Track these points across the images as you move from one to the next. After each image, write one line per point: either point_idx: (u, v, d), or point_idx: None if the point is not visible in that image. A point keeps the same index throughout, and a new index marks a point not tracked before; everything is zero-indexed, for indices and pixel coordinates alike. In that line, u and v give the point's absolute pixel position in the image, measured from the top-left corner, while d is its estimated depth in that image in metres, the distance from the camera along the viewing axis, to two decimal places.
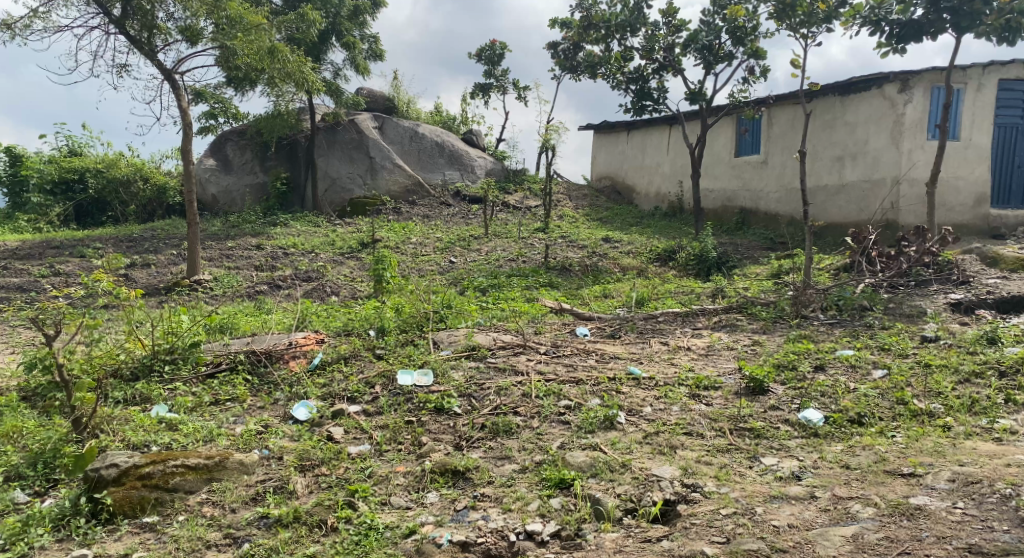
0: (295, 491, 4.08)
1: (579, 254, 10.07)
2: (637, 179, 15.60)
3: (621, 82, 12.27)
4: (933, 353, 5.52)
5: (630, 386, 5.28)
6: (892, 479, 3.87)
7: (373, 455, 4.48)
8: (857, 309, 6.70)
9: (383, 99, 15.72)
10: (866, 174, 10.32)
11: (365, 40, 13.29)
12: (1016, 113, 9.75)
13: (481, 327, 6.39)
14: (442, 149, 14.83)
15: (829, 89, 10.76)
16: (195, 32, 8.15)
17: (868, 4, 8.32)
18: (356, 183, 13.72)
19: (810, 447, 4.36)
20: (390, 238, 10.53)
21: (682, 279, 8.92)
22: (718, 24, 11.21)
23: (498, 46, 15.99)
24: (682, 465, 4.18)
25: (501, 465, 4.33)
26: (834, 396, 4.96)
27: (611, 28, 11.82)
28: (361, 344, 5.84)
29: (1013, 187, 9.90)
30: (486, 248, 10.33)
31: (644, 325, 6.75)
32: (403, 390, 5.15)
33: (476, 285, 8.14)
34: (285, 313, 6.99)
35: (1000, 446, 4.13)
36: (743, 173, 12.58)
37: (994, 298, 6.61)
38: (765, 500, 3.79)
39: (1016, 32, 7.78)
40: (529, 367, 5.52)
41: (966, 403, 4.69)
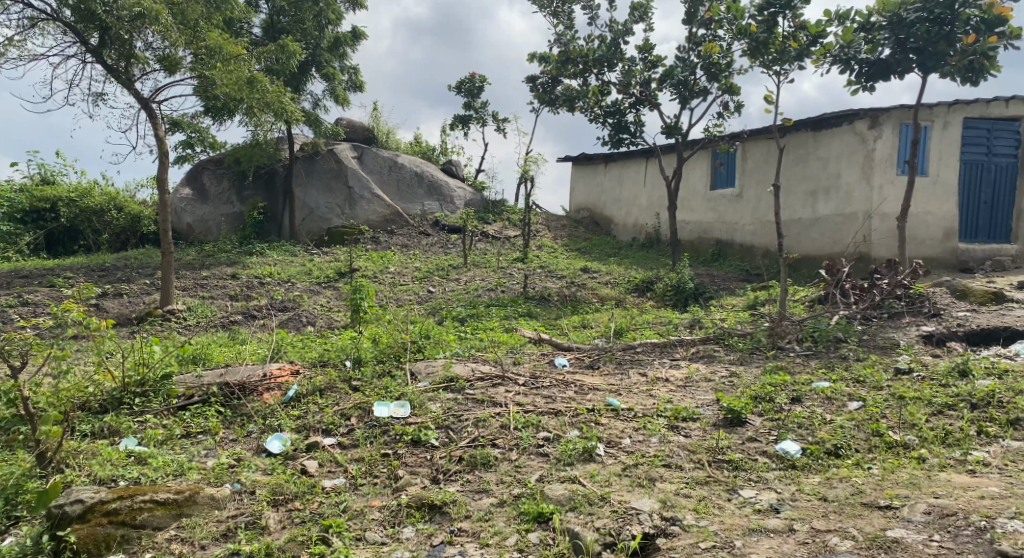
0: (267, 527, 3.99)
1: (558, 284, 10.10)
2: (615, 211, 15.73)
3: (598, 115, 12.46)
4: (907, 385, 5.58)
5: (609, 417, 5.27)
6: (869, 512, 3.88)
7: (347, 489, 4.40)
8: (832, 340, 6.77)
9: (362, 130, 15.78)
10: (838, 208, 10.51)
11: (345, 72, 13.37)
12: (981, 150, 10.01)
13: (459, 357, 6.36)
14: (421, 180, 14.86)
15: (802, 125, 11.00)
16: (173, 61, 8.13)
17: (838, 44, 8.56)
18: (334, 212, 13.68)
19: (788, 480, 4.37)
20: (368, 268, 10.48)
21: (659, 309, 8.98)
22: (692, 61, 11.45)
23: (478, 78, 16.17)
24: (661, 498, 4.16)
25: (479, 499, 4.27)
26: (810, 427, 4.98)
27: (589, 63, 12.05)
28: (337, 375, 5.75)
29: (979, 222, 10.10)
30: (465, 278, 10.33)
31: (622, 356, 6.76)
32: (380, 422, 5.08)
33: (454, 314, 8.11)
34: (260, 343, 6.89)
35: (973, 478, 4.17)
36: (718, 206, 12.75)
37: (964, 331, 6.71)
38: (743, 533, 3.78)
39: (979, 73, 8.02)
40: (508, 399, 5.48)
41: (939, 435, 4.73)
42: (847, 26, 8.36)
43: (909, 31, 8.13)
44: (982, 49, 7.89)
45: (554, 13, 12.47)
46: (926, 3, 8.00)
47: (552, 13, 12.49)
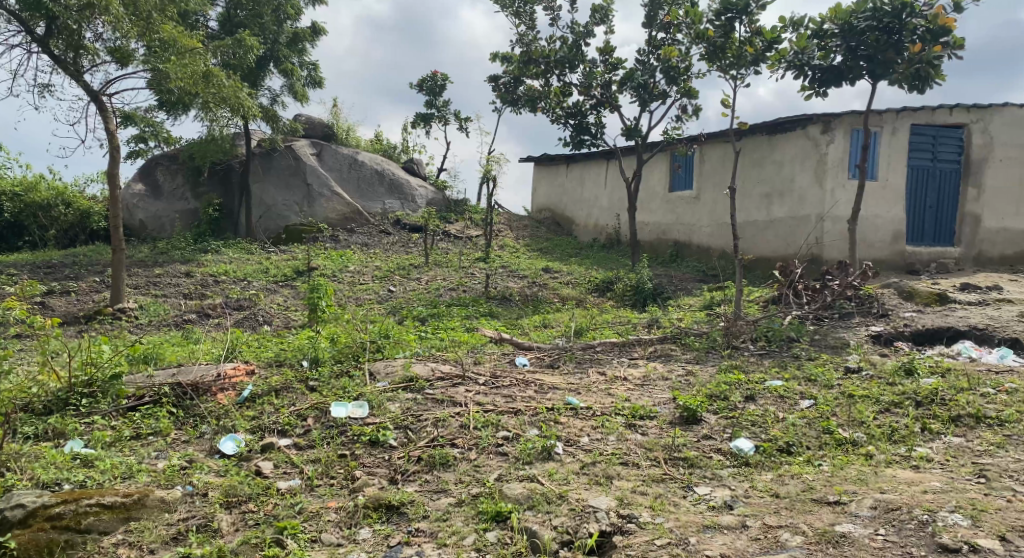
0: (220, 530, 3.93)
1: (519, 284, 10.14)
2: (576, 211, 15.84)
3: (560, 116, 12.53)
4: (856, 383, 5.73)
5: (568, 416, 5.31)
6: (819, 507, 3.98)
7: (303, 490, 4.35)
8: (785, 340, 6.92)
9: (321, 127, 15.59)
10: (792, 211, 10.75)
11: (304, 68, 13.18)
12: (927, 156, 10.33)
13: (420, 357, 6.34)
14: (382, 178, 14.75)
15: (757, 129, 11.23)
16: (125, 53, 7.93)
17: (793, 50, 8.80)
18: (293, 210, 13.50)
19: (741, 477, 4.46)
20: (327, 266, 10.35)
21: (618, 309, 9.08)
22: (652, 64, 11.59)
23: (440, 77, 16.11)
24: (618, 496, 4.21)
25: (437, 499, 4.26)
26: (763, 425, 5.09)
27: (550, 64, 12.11)
28: (293, 375, 5.67)
29: (925, 226, 10.43)
30: (426, 277, 10.29)
31: (582, 355, 6.80)
32: (337, 423, 5.02)
33: (415, 314, 8.06)
34: (215, 343, 6.75)
35: (917, 473, 4.31)
36: (677, 208, 12.93)
37: (910, 330, 6.92)
38: (698, 530, 3.84)
39: (925, 82, 8.28)
40: (468, 398, 5.47)
41: (886, 432, 4.87)
42: (801, 33, 8.56)
43: (860, 39, 8.35)
44: (927, 58, 8.15)
45: (516, 13, 12.49)
46: (876, 12, 8.19)
47: (514, 13, 12.51)
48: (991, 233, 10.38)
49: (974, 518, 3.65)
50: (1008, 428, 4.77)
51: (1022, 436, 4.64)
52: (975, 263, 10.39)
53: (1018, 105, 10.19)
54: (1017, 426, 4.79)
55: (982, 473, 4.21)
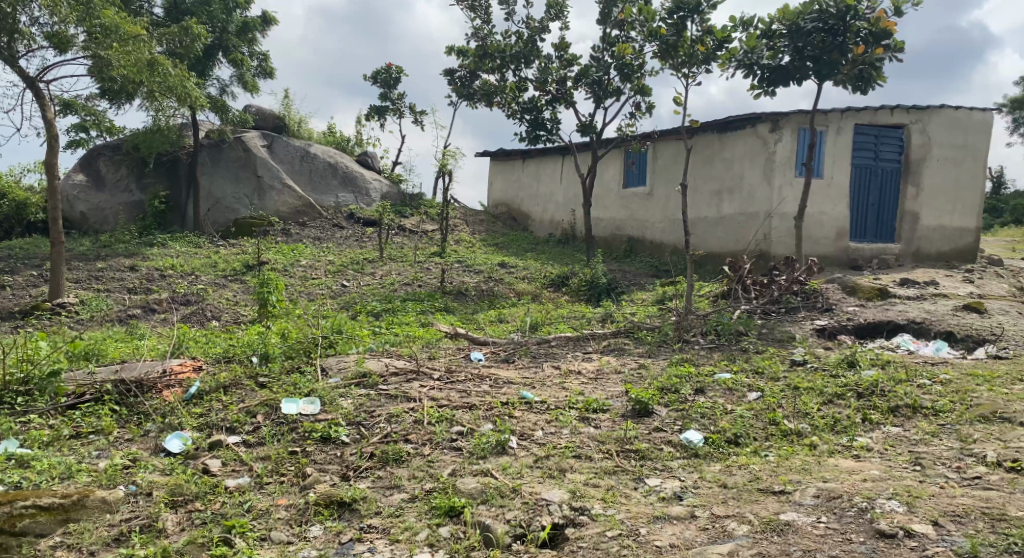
0: (164, 530, 3.84)
1: (475, 278, 10.13)
2: (532, 207, 15.89)
3: (516, 111, 12.53)
4: (801, 376, 5.90)
5: (522, 410, 5.34)
6: (765, 497, 4.09)
7: (252, 488, 4.28)
8: (734, 333, 7.08)
9: (273, 118, 15.30)
10: (741, 207, 10.97)
11: (254, 58, 12.89)
12: (870, 155, 10.65)
13: (373, 353, 6.29)
14: (334, 171, 14.55)
15: (708, 127, 11.43)
16: (64, 39, 7.65)
17: (742, 49, 8.97)
18: (242, 203, 13.23)
19: (691, 468, 4.54)
20: (278, 261, 10.16)
21: (573, 304, 9.14)
22: (607, 61, 11.66)
23: (394, 69, 15.94)
24: (571, 488, 4.25)
25: (390, 495, 4.24)
26: (712, 417, 5.20)
27: (506, 59, 12.10)
28: (242, 371, 5.56)
29: (868, 223, 10.75)
30: (380, 272, 10.19)
31: (537, 350, 6.84)
32: (288, 419, 4.95)
33: (369, 309, 7.98)
34: (160, 338, 6.57)
35: (858, 462, 4.45)
36: (630, 204, 13.08)
37: (852, 324, 7.14)
38: (648, 521, 3.91)
39: (868, 82, 8.54)
40: (422, 393, 5.45)
41: (829, 422, 5.03)
42: (750, 32, 8.73)
43: (806, 39, 8.53)
44: (870, 60, 8.41)
45: (472, 6, 12.44)
46: (822, 14, 8.42)
47: (470, 7, 12.45)
48: (928, 230, 10.76)
49: (909, 504, 3.79)
50: (942, 417, 4.97)
51: (955, 425, 4.84)
52: (914, 259, 10.75)
53: (953, 107, 10.59)
54: (950, 415, 5.00)
55: (918, 461, 4.38)
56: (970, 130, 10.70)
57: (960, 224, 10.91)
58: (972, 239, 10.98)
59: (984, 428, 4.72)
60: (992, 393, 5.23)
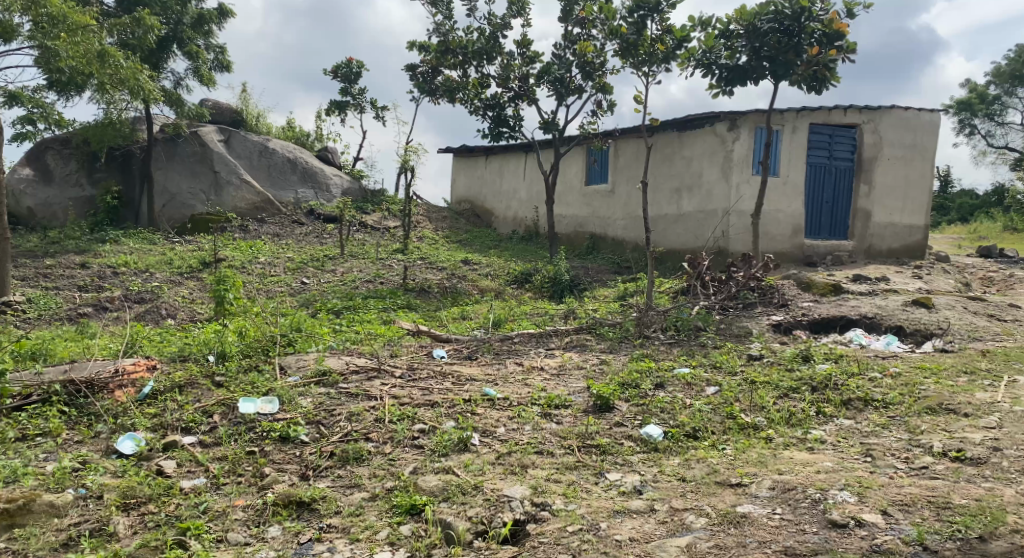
0: (115, 534, 3.75)
1: (438, 275, 10.08)
2: (495, 203, 15.88)
3: (478, 107, 12.50)
4: (758, 370, 6.02)
5: (485, 407, 5.34)
6: (722, 490, 4.16)
7: (208, 489, 4.20)
8: (693, 329, 7.18)
9: (230, 113, 15.00)
10: (700, 205, 11.13)
11: (211, 50, 12.63)
12: (824, 154, 10.89)
13: (333, 351, 6.22)
14: (294, 166, 14.34)
15: (668, 125, 11.56)
16: (8, 28, 7.39)
17: (701, 48, 9.09)
18: (199, 199, 12.95)
19: (650, 462, 4.60)
20: (235, 258, 9.98)
21: (536, 300, 9.17)
22: (569, 59, 11.71)
23: (355, 64, 15.77)
24: (532, 484, 4.26)
25: (350, 494, 4.21)
26: (672, 411, 5.27)
27: (468, 55, 12.06)
28: (198, 371, 5.44)
29: (822, 220, 11.00)
30: (341, 269, 10.08)
31: (500, 346, 6.84)
32: (245, 419, 4.86)
33: (329, 307, 7.89)
34: (113, 337, 6.39)
35: (812, 454, 4.56)
36: (593, 201, 13.17)
37: (807, 320, 7.30)
38: (608, 515, 3.94)
39: (822, 82, 8.77)
40: (383, 392, 5.41)
41: (785, 416, 5.14)
42: (708, 32, 8.85)
43: (763, 40, 8.69)
44: (823, 61, 8.62)
45: (433, 1, 12.36)
46: (778, 15, 8.58)
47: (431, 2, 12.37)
48: (880, 227, 11.05)
49: (860, 494, 3.90)
50: (892, 410, 5.11)
51: (904, 417, 4.98)
52: (866, 255, 11.04)
53: (903, 108, 10.89)
54: (899, 407, 5.14)
55: (868, 453, 4.51)
56: (919, 130, 11.02)
57: (909, 222, 11.22)
58: (921, 236, 11.31)
59: (931, 419, 4.88)
60: (939, 386, 5.40)
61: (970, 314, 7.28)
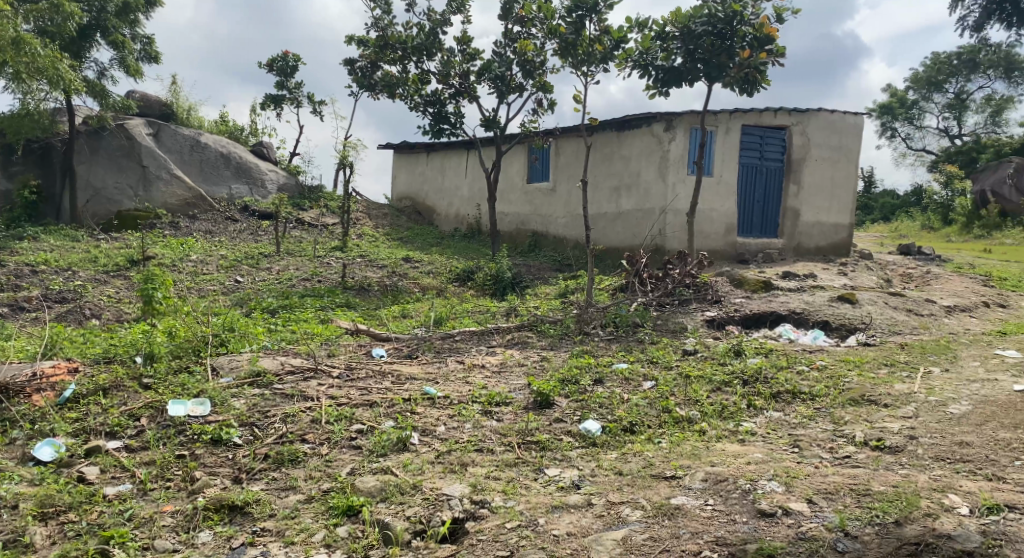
0: (32, 545, 3.60)
1: (378, 273, 9.96)
2: (437, 200, 15.79)
3: (418, 103, 12.40)
4: (692, 364, 6.17)
5: (425, 406, 5.30)
6: (657, 482, 4.24)
7: (134, 495, 4.06)
8: (631, 325, 7.31)
9: (159, 105, 14.47)
10: (638, 204, 11.31)
11: (137, 40, 12.16)
12: (756, 154, 11.22)
13: (268, 351, 6.08)
14: (227, 161, 13.97)
15: (607, 125, 11.72)
16: None
17: (638, 50, 9.24)
18: (126, 194, 12.46)
19: (589, 456, 4.66)
20: (165, 255, 9.63)
21: (478, 298, 9.16)
22: (509, 56, 11.72)
23: (292, 57, 15.43)
24: (471, 482, 4.27)
25: (285, 496, 4.12)
26: (610, 406, 5.35)
27: (407, 50, 11.95)
28: (124, 372, 5.23)
29: (753, 219, 11.33)
30: (277, 267, 9.85)
31: (441, 345, 6.80)
32: (174, 422, 4.71)
33: (264, 305, 7.71)
34: (31, 339, 6.09)
35: (742, 446, 4.70)
36: (534, 199, 13.24)
37: (740, 315, 7.51)
38: (546, 510, 3.97)
39: (753, 85, 9.03)
40: (320, 392, 5.32)
41: (717, 408, 5.28)
42: (645, 34, 8.99)
43: (697, 42, 8.89)
44: (755, 64, 8.85)
45: None
46: (711, 18, 8.77)
47: None
48: (808, 226, 11.44)
49: (787, 484, 4.03)
50: (818, 402, 5.30)
51: (829, 408, 5.18)
52: (795, 253, 11.42)
53: (829, 111, 11.29)
54: (825, 399, 5.34)
55: (796, 443, 4.67)
56: (844, 132, 11.43)
57: (835, 221, 11.65)
58: (846, 234, 11.75)
59: (853, 410, 5.09)
60: (861, 378, 5.64)
61: (890, 309, 7.62)
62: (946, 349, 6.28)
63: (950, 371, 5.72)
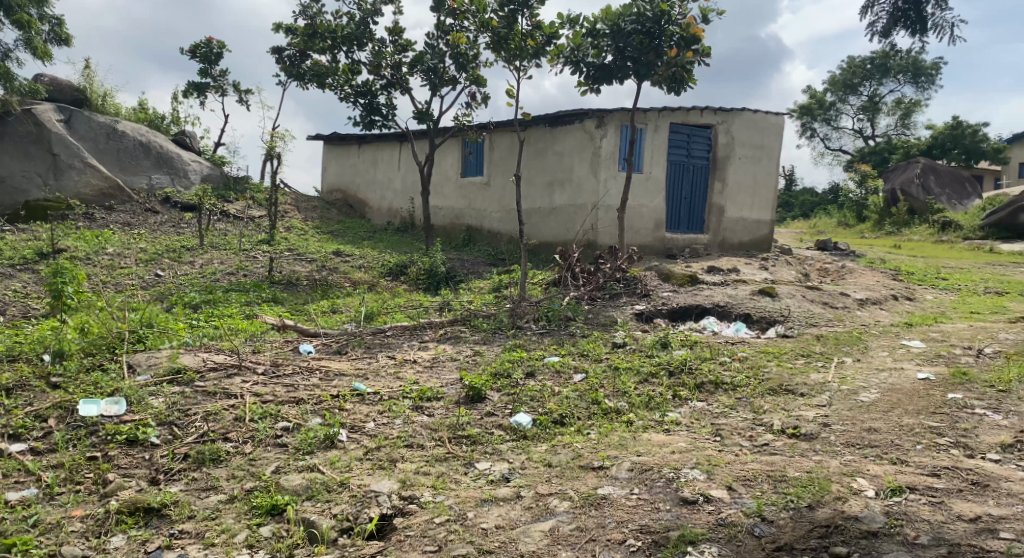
0: None
1: (307, 267, 9.75)
2: (369, 193, 15.56)
3: (349, 94, 12.16)
4: (621, 357, 6.27)
5: (354, 402, 5.22)
6: (585, 473, 4.30)
7: (39, 500, 3.85)
8: (562, 319, 7.37)
9: (71, 91, 13.75)
10: (571, 199, 11.43)
11: (45, 21, 11.53)
12: (684, 152, 11.48)
13: (189, 347, 5.87)
14: (147, 151, 13.48)
15: (540, 120, 11.78)
16: None
17: (569, 46, 9.33)
18: (34, 182, 11.71)
19: (519, 449, 4.67)
20: (78, 248, 9.18)
21: (411, 292, 9.06)
22: (441, 49, 11.64)
23: (216, 44, 14.92)
24: (400, 478, 4.22)
25: (205, 497, 3.98)
26: (541, 399, 5.38)
27: (337, 39, 11.70)
28: (30, 371, 4.97)
29: (681, 215, 11.61)
30: (201, 261, 9.53)
31: (371, 340, 6.71)
32: (86, 422, 4.49)
33: (186, 300, 7.44)
34: None
35: (668, 435, 4.81)
36: (468, 193, 13.20)
37: (667, 308, 7.69)
38: (476, 504, 3.97)
39: (681, 84, 9.26)
40: (244, 389, 5.17)
41: (645, 400, 5.38)
42: (576, 30, 9.08)
43: (627, 40, 9.02)
44: (681, 63, 9.10)
45: None
46: (640, 17, 8.91)
47: None
48: (732, 222, 11.80)
49: (709, 472, 4.15)
50: (739, 391, 5.48)
51: (750, 398, 5.35)
52: (720, 248, 11.76)
53: (753, 110, 11.64)
54: (746, 389, 5.52)
55: (718, 432, 4.81)
56: (767, 131, 11.81)
57: (758, 217, 12.04)
58: (768, 230, 12.16)
59: (772, 399, 5.28)
60: (779, 368, 5.86)
61: (808, 302, 7.93)
62: (857, 340, 6.58)
63: (861, 361, 6.01)
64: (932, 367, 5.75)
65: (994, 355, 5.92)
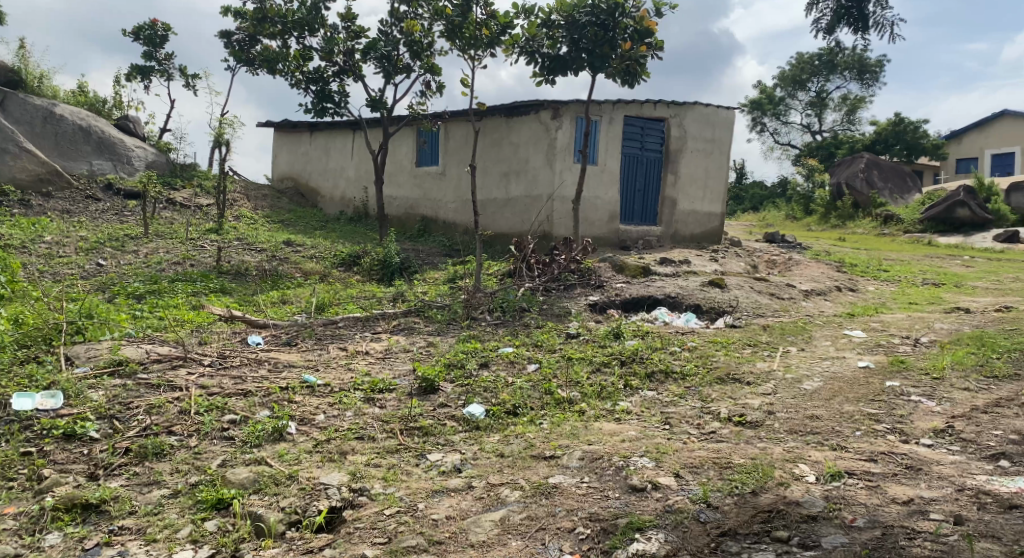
0: None
1: (256, 257, 9.55)
2: (322, 182, 15.32)
3: (300, 81, 11.92)
4: (574, 347, 6.30)
5: (303, 394, 5.13)
6: (536, 462, 4.32)
7: None
8: (517, 310, 7.37)
9: (6, 72, 13.18)
10: (527, 190, 11.43)
11: None
12: (638, 144, 11.58)
13: (131, 339, 5.69)
14: (87, 136, 13.01)
15: (495, 110, 11.74)
16: None
17: (524, 36, 9.31)
18: None
19: (472, 440, 4.67)
20: (13, 237, 8.80)
21: (364, 283, 8.95)
22: (395, 36, 11.50)
23: (161, 26, 14.47)
24: (350, 470, 4.17)
25: (147, 492, 3.88)
26: (494, 390, 5.37)
27: (288, 24, 11.45)
28: None
29: (634, 207, 11.73)
30: (145, 250, 9.25)
31: (322, 331, 6.61)
32: (20, 417, 4.30)
33: (129, 291, 7.21)
34: None
35: (618, 424, 4.85)
36: (423, 183, 13.09)
37: (620, 299, 7.76)
38: (426, 495, 3.95)
39: (634, 77, 9.33)
40: (189, 382, 5.04)
41: (597, 390, 5.41)
42: (531, 21, 9.05)
43: (581, 32, 9.03)
44: (635, 56, 9.14)
45: None
46: (594, 9, 8.93)
47: None
48: (684, 214, 11.97)
49: (658, 460, 4.20)
50: (688, 380, 5.56)
51: (699, 387, 5.44)
52: (672, 240, 11.92)
53: (704, 104, 11.80)
54: (694, 378, 5.61)
55: (667, 421, 4.87)
56: (718, 125, 12.00)
57: (708, 210, 12.24)
58: (718, 222, 12.38)
59: (720, 388, 5.37)
60: (727, 357, 5.98)
61: (755, 293, 8.10)
62: (802, 330, 6.75)
63: (805, 350, 6.16)
64: (872, 355, 5.93)
65: (929, 344, 6.14)
